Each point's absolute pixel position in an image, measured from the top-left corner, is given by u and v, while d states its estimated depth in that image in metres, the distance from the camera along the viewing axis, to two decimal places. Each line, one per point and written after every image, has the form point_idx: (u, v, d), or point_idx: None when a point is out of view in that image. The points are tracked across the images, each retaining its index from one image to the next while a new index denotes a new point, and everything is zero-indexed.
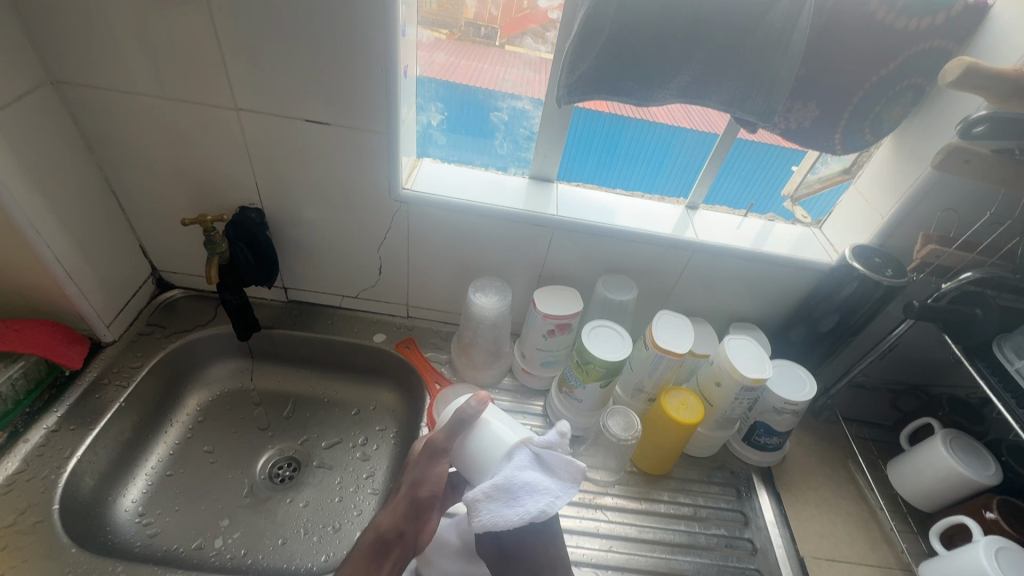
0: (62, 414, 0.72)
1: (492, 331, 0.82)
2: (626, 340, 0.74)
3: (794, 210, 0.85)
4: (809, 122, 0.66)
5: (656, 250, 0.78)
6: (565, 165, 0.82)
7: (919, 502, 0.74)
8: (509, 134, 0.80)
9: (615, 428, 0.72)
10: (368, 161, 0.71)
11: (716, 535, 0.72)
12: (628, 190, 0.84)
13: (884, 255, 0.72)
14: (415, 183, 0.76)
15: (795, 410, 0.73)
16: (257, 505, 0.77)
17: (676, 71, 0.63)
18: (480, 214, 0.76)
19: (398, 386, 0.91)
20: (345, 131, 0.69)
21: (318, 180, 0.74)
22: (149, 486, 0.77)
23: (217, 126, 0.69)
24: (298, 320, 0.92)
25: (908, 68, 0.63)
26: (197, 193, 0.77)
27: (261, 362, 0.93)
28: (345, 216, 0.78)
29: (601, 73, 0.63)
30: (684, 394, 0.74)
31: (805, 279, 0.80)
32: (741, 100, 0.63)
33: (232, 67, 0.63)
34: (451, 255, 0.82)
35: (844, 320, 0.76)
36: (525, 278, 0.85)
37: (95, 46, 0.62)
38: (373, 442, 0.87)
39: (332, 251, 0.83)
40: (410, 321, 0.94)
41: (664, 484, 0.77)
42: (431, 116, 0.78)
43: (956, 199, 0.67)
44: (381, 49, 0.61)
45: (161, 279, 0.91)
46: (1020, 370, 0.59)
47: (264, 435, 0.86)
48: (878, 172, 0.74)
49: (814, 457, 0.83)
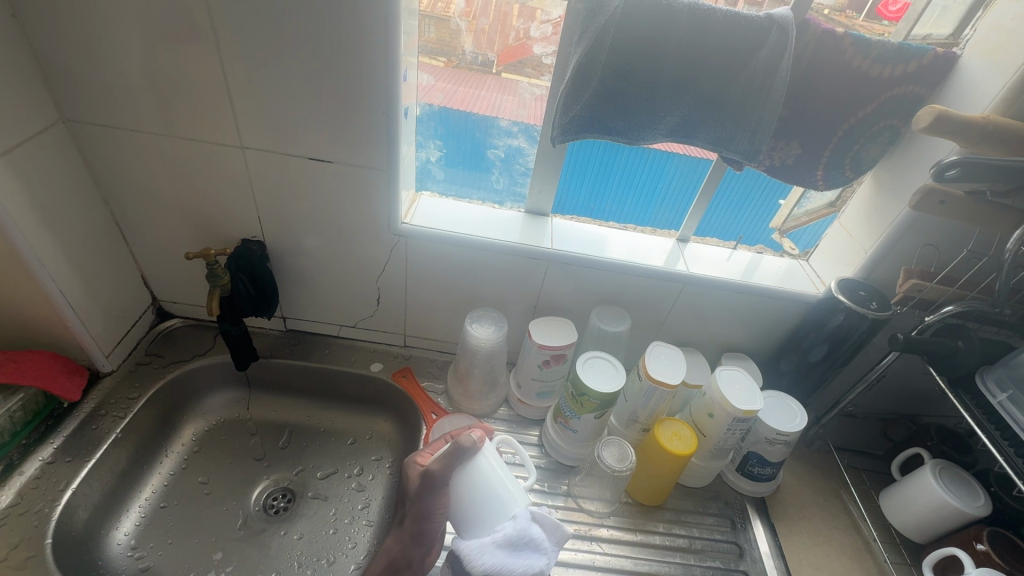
0: (58, 445, 0.73)
1: (488, 361, 0.83)
2: (619, 371, 0.75)
3: (782, 243, 0.88)
4: (792, 160, 0.69)
5: (648, 282, 0.81)
6: (560, 199, 0.85)
7: (913, 533, 0.74)
8: (505, 169, 0.82)
9: (609, 459, 0.73)
10: (369, 196, 0.73)
11: (712, 567, 0.72)
12: (621, 222, 0.88)
13: (869, 288, 0.74)
14: (414, 217, 0.79)
15: (786, 441, 0.74)
16: (251, 537, 0.77)
17: (664, 114, 0.66)
18: (476, 247, 0.78)
19: (394, 415, 0.92)
20: (346, 168, 0.71)
21: (318, 214, 0.76)
22: (142, 519, 0.76)
23: (223, 162, 0.71)
24: (295, 349, 0.92)
25: (884, 111, 0.66)
26: (200, 226, 0.79)
27: (258, 391, 0.93)
28: (344, 248, 0.80)
29: (592, 115, 0.66)
30: (678, 425, 0.75)
31: (794, 310, 0.82)
32: (726, 141, 0.66)
33: (239, 107, 0.66)
34: (448, 286, 0.84)
35: (832, 351, 0.78)
36: (521, 308, 0.86)
37: (107, 86, 0.65)
38: (368, 472, 0.87)
39: (330, 282, 0.85)
40: (407, 350, 0.95)
41: (659, 515, 0.77)
42: (430, 152, 0.81)
43: (936, 234, 0.70)
44: (383, 92, 0.64)
45: (161, 309, 0.92)
46: (1004, 402, 0.61)
47: (259, 465, 0.86)
48: (860, 208, 0.77)
49: (807, 487, 0.84)
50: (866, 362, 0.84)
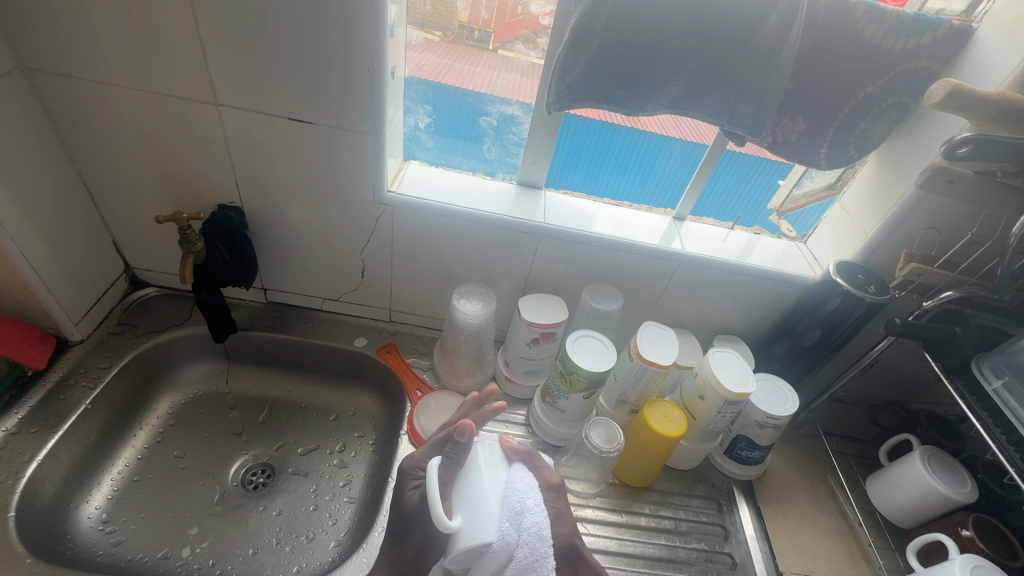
0: (24, 415, 0.69)
1: (475, 338, 0.81)
2: (610, 350, 0.73)
3: (780, 225, 0.86)
4: (796, 136, 0.66)
5: (642, 261, 0.78)
6: (553, 173, 0.82)
7: (898, 519, 0.74)
8: (498, 139, 0.78)
9: (597, 440, 0.71)
10: (353, 162, 0.70)
11: (697, 549, 0.72)
12: (616, 199, 0.84)
13: (867, 272, 0.72)
14: (401, 186, 0.75)
15: (777, 425, 0.73)
16: (228, 513, 0.75)
17: (666, 82, 0.63)
18: (466, 220, 0.75)
19: (378, 391, 0.90)
20: (329, 132, 0.67)
21: (300, 179, 0.72)
22: (114, 492, 0.74)
23: (196, 120, 0.67)
24: (276, 322, 0.89)
25: (892, 88, 0.63)
26: (175, 190, 0.75)
27: (238, 365, 0.90)
28: (327, 217, 0.76)
29: (589, 81, 0.62)
30: (668, 407, 0.73)
31: (790, 293, 0.80)
32: (729, 114, 0.63)
33: (213, 62, 0.62)
34: (436, 260, 0.81)
35: (827, 334, 0.76)
36: (511, 285, 0.84)
37: (70, 35, 0.60)
38: (351, 449, 0.85)
39: (312, 253, 0.81)
40: (392, 325, 0.92)
41: (646, 497, 0.76)
42: (419, 118, 0.77)
43: (940, 217, 0.68)
44: (370, 49, 0.60)
45: (135, 277, 0.88)
46: (999, 389, 0.60)
47: (238, 440, 0.84)
48: (862, 189, 0.75)
49: (794, 471, 0.83)
50: (859, 347, 0.83)
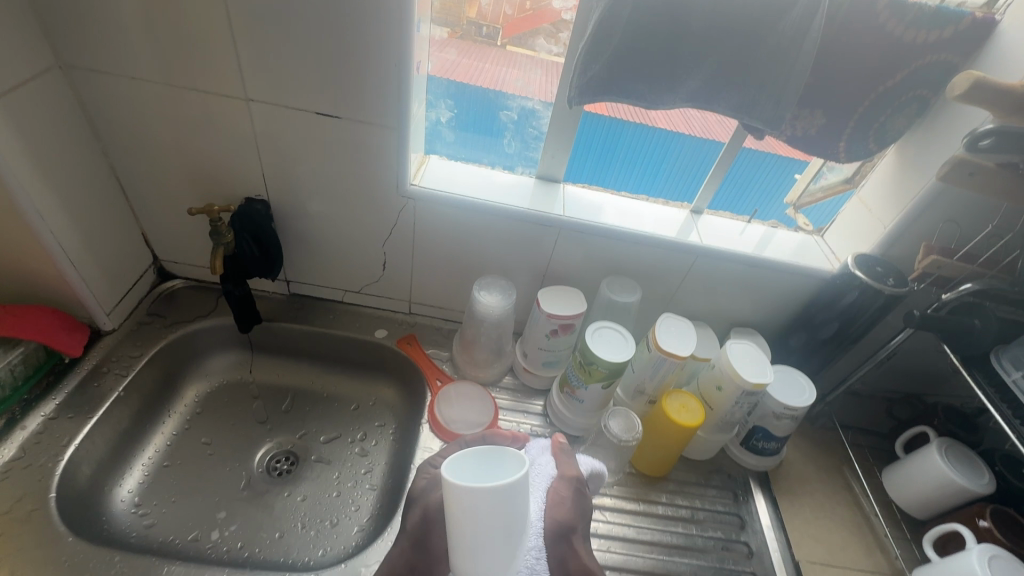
0: (60, 402, 0.72)
1: (494, 330, 0.82)
2: (629, 341, 0.73)
3: (796, 218, 0.86)
4: (815, 129, 0.67)
5: (660, 253, 0.79)
6: (572, 167, 0.83)
7: (914, 510, 0.74)
8: (517, 134, 0.80)
9: (615, 429, 0.72)
10: (377, 156, 0.71)
11: (713, 537, 0.73)
12: (632, 193, 0.85)
13: (886, 265, 0.72)
14: (423, 179, 0.76)
15: (794, 416, 0.73)
16: (255, 498, 0.77)
17: (686, 76, 0.63)
18: (486, 213, 0.76)
19: (397, 382, 0.91)
20: (354, 126, 0.68)
21: (325, 173, 0.74)
22: (145, 476, 0.76)
23: (225, 115, 0.69)
24: (299, 313, 0.91)
25: (914, 80, 0.64)
26: (204, 183, 0.77)
27: (261, 355, 0.92)
28: (350, 210, 0.78)
29: (611, 75, 0.63)
30: (685, 397, 0.74)
31: (806, 286, 0.80)
32: (749, 107, 0.64)
33: (244, 58, 0.63)
34: (456, 252, 0.82)
35: (844, 327, 0.77)
36: (529, 278, 0.85)
37: (106, 32, 0.62)
38: (372, 437, 0.87)
39: (335, 245, 0.83)
40: (412, 317, 0.93)
41: (663, 486, 0.78)
42: (441, 113, 0.78)
43: (960, 210, 0.68)
44: (396, 45, 0.61)
45: (162, 269, 0.90)
46: (1018, 381, 0.61)
47: (263, 428, 0.86)
48: (881, 182, 0.75)
49: (809, 462, 0.84)
50: (875, 340, 0.84)
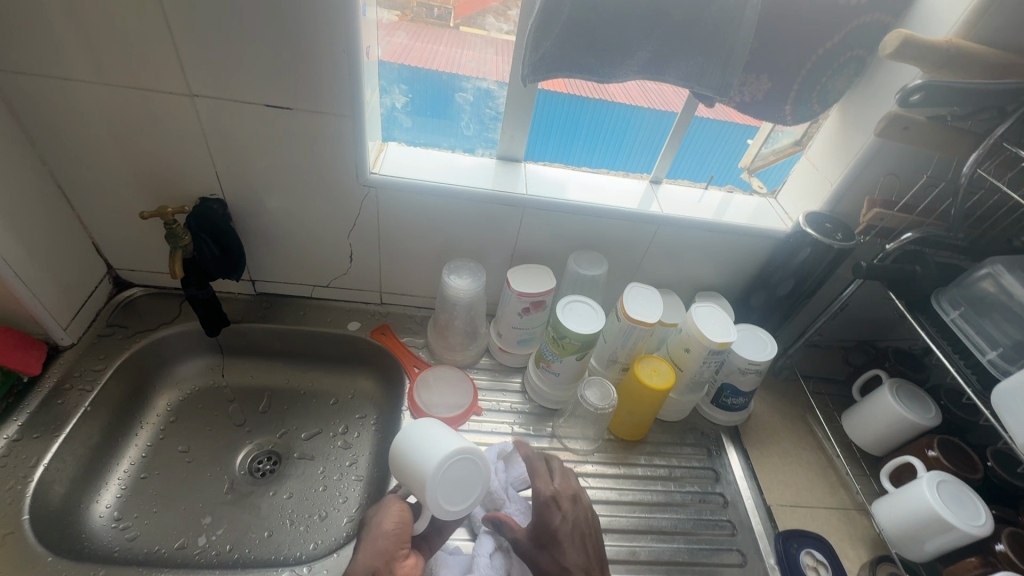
0: (23, 422, 0.69)
1: (467, 312, 0.83)
2: (600, 314, 0.75)
3: (751, 181, 0.89)
4: (762, 94, 0.69)
5: (624, 225, 0.81)
6: (532, 145, 0.83)
7: (871, 447, 0.80)
8: (475, 115, 0.79)
9: (591, 398, 0.74)
10: (333, 146, 0.70)
11: (691, 491, 0.77)
12: (593, 167, 0.86)
13: (835, 221, 0.76)
14: (383, 167, 0.75)
15: (758, 370, 0.77)
16: (240, 500, 0.77)
17: (637, 48, 0.65)
18: (450, 197, 0.76)
19: (375, 372, 0.91)
20: (307, 117, 0.67)
21: (282, 167, 0.72)
22: (123, 490, 0.75)
23: (170, 113, 0.66)
24: (268, 312, 0.90)
25: (852, 41, 0.66)
26: (154, 186, 0.74)
27: (233, 358, 0.91)
28: (312, 204, 0.77)
29: (563, 52, 0.64)
30: (656, 361, 0.77)
31: (763, 247, 0.84)
32: (698, 76, 0.66)
33: (184, 52, 0.61)
34: (422, 238, 0.82)
35: (799, 283, 0.80)
36: (497, 259, 0.86)
37: (31, 31, 0.58)
38: (354, 430, 0.87)
39: (299, 240, 0.82)
40: (383, 307, 0.93)
41: (641, 449, 0.81)
42: (395, 98, 0.76)
43: (899, 164, 0.71)
44: (342, 30, 0.60)
45: (119, 278, 0.87)
46: (955, 319, 0.65)
47: (241, 430, 0.85)
48: (827, 142, 0.78)
49: (776, 413, 0.88)
50: (830, 294, 0.88)
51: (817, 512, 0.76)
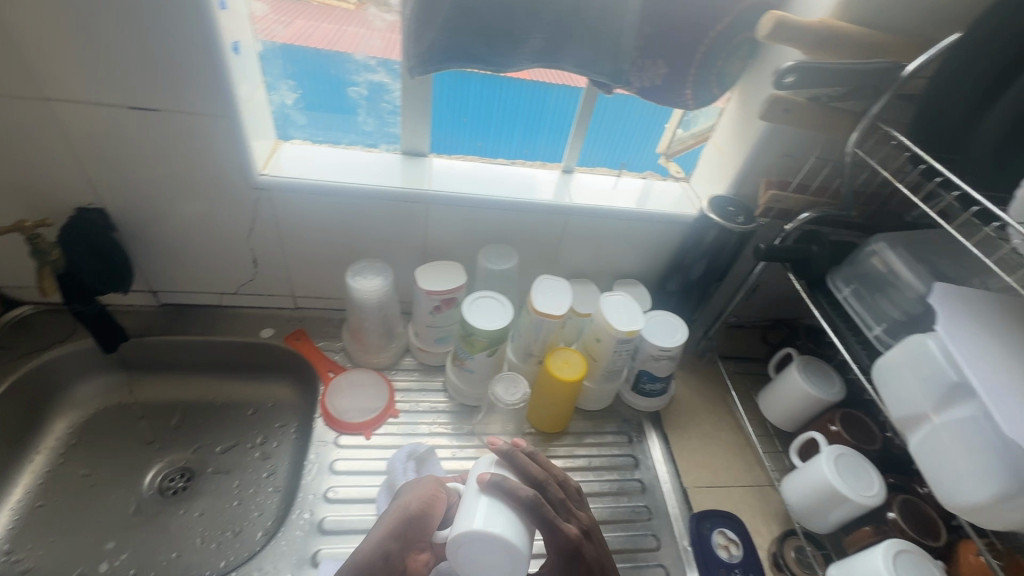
0: None
1: (379, 313, 0.80)
2: (507, 309, 0.74)
3: (668, 166, 0.88)
4: (660, 80, 0.68)
5: (534, 217, 0.80)
6: (437, 136, 0.80)
7: (784, 425, 0.81)
8: (372, 109, 0.76)
9: (502, 394, 0.73)
10: (216, 148, 0.66)
11: (610, 480, 0.77)
12: (509, 157, 0.84)
13: (738, 204, 0.77)
14: (275, 168, 0.72)
15: (671, 355, 0.77)
16: (147, 522, 0.74)
17: (527, 35, 0.63)
18: (349, 196, 0.74)
19: (293, 379, 0.89)
20: (181, 118, 0.63)
21: (163, 172, 0.68)
22: (15, 521, 0.71)
23: (27, 120, 0.61)
24: (174, 324, 0.86)
25: (740, 23, 0.66)
26: (24, 198, 0.69)
27: (140, 373, 0.87)
28: (203, 209, 0.73)
29: (450, 40, 0.62)
30: (569, 353, 0.76)
31: (675, 232, 0.84)
32: (591, 63, 0.65)
33: (29, 52, 0.56)
34: (328, 240, 0.79)
35: (710, 267, 0.81)
36: (410, 257, 0.84)
37: None
38: (272, 439, 0.85)
39: (197, 248, 0.78)
40: (299, 312, 0.90)
41: (562, 441, 0.81)
42: (284, 95, 0.73)
43: (794, 145, 0.72)
44: (203, 24, 0.56)
45: (4, 297, 0.82)
46: (847, 297, 0.67)
47: (150, 448, 0.82)
48: (731, 125, 0.78)
49: (697, 395, 0.89)
50: (744, 275, 0.89)
51: (733, 491, 0.77)
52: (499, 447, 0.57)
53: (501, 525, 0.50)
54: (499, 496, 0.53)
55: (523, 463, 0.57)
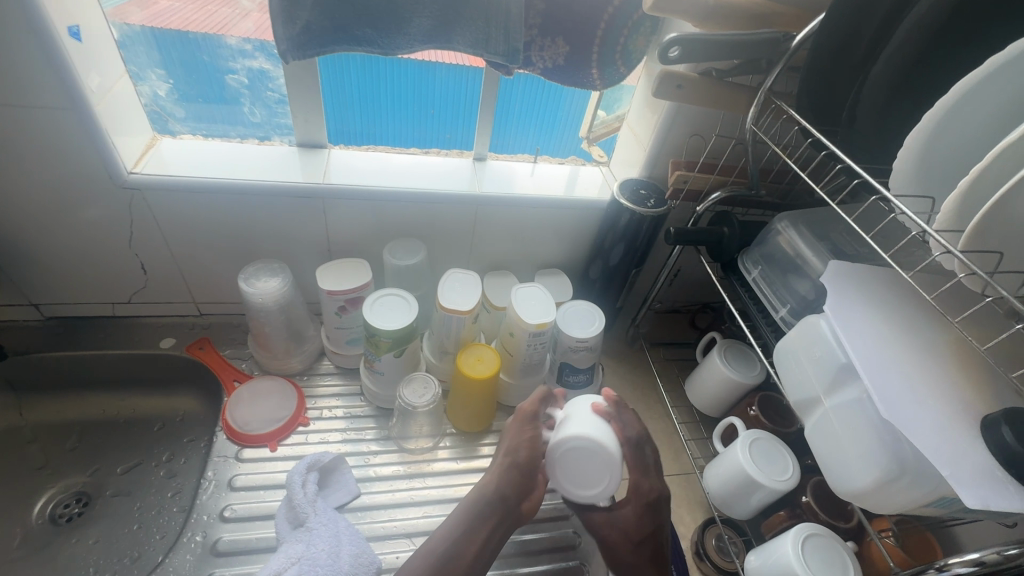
0: None
1: (282, 317, 0.76)
2: (412, 306, 0.70)
3: (591, 150, 0.86)
4: (562, 59, 0.65)
5: (442, 208, 0.76)
6: (336, 128, 0.76)
7: (710, 410, 0.80)
8: (256, 99, 0.72)
9: (409, 397, 0.70)
10: (73, 145, 0.60)
11: None
12: (423, 147, 0.80)
13: (649, 186, 0.74)
14: (148, 165, 0.66)
15: (588, 347, 0.75)
16: (35, 554, 0.69)
17: (412, 14, 0.58)
18: (236, 192, 0.68)
19: (201, 390, 0.84)
20: (24, 113, 0.56)
21: (15, 174, 0.61)
22: None
23: None
24: (62, 338, 0.79)
25: None
26: None
27: (26, 395, 0.79)
28: (73, 213, 0.67)
29: (328, 21, 0.57)
30: (482, 349, 0.73)
31: (593, 218, 0.82)
32: (483, 42, 0.61)
33: None
34: (223, 240, 0.74)
35: (628, 252, 0.79)
36: (316, 254, 0.79)
37: None
38: (180, 455, 0.80)
39: (76, 255, 0.72)
40: (205, 318, 0.85)
41: (484, 440, 0.78)
42: (155, 86, 0.67)
43: (701, 123, 0.70)
44: (25, 7, 0.49)
45: None
46: (756, 279, 0.65)
47: (41, 474, 0.75)
48: (642, 105, 0.75)
49: (626, 384, 0.87)
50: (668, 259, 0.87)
51: None
52: (611, 395, 0.68)
53: (604, 438, 0.62)
54: (609, 424, 0.64)
55: (621, 420, 0.65)
